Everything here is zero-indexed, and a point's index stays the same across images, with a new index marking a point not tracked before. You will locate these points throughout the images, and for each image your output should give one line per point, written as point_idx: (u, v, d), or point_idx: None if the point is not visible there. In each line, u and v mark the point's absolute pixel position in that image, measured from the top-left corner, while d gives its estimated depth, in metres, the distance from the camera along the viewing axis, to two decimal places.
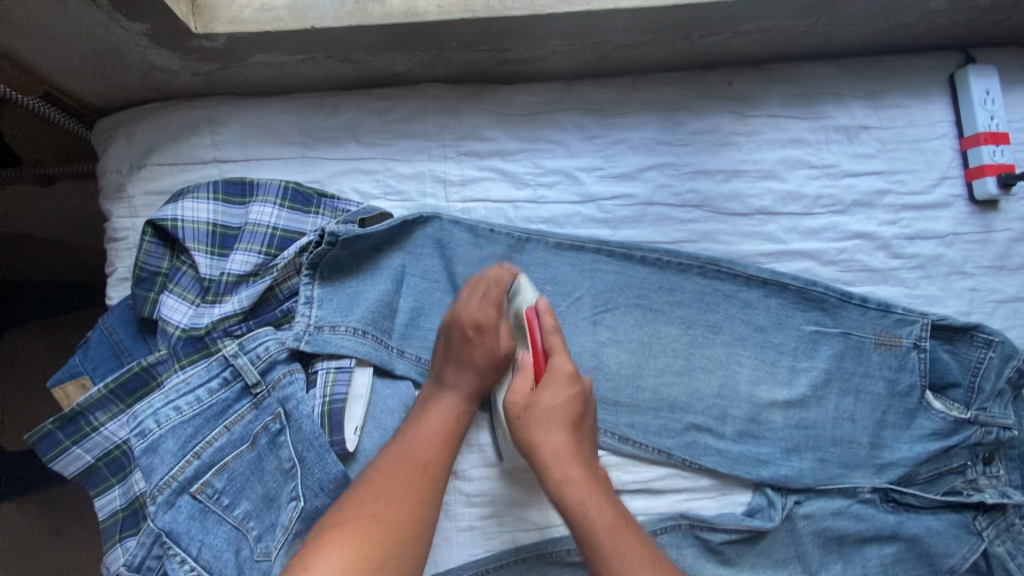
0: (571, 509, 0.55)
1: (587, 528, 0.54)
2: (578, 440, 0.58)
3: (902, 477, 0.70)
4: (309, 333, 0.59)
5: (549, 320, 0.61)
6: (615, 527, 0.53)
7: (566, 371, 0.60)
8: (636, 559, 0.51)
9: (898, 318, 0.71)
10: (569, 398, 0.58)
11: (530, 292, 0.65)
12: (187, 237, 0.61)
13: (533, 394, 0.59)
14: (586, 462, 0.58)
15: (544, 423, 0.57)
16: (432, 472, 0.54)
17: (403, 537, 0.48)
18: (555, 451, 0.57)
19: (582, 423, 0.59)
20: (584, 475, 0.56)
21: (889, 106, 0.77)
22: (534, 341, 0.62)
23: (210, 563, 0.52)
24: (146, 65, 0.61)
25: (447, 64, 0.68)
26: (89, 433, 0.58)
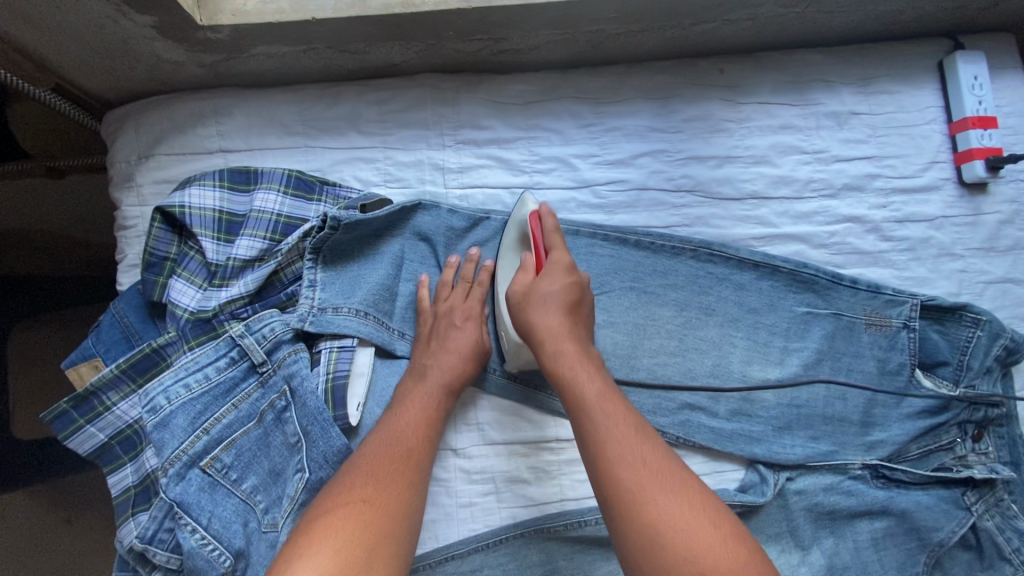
0: (564, 376, 0.58)
1: (577, 395, 0.56)
2: (574, 321, 0.61)
3: (891, 454, 0.71)
4: (313, 314, 0.61)
5: (552, 221, 0.65)
6: (604, 396, 0.56)
7: (564, 263, 0.63)
8: (623, 426, 0.54)
9: (887, 299, 0.72)
10: (567, 285, 0.62)
11: (533, 201, 0.68)
12: (194, 223, 0.63)
13: (532, 283, 0.63)
14: (581, 341, 0.60)
15: (542, 305, 0.61)
16: (418, 455, 0.55)
17: (394, 523, 0.50)
18: (551, 330, 0.60)
19: (579, 309, 0.62)
20: (578, 351, 0.59)
21: (879, 92, 0.78)
22: (535, 242, 0.65)
23: (220, 533, 0.54)
24: (154, 58, 0.63)
25: (444, 54, 0.70)
26: (102, 412, 0.60)
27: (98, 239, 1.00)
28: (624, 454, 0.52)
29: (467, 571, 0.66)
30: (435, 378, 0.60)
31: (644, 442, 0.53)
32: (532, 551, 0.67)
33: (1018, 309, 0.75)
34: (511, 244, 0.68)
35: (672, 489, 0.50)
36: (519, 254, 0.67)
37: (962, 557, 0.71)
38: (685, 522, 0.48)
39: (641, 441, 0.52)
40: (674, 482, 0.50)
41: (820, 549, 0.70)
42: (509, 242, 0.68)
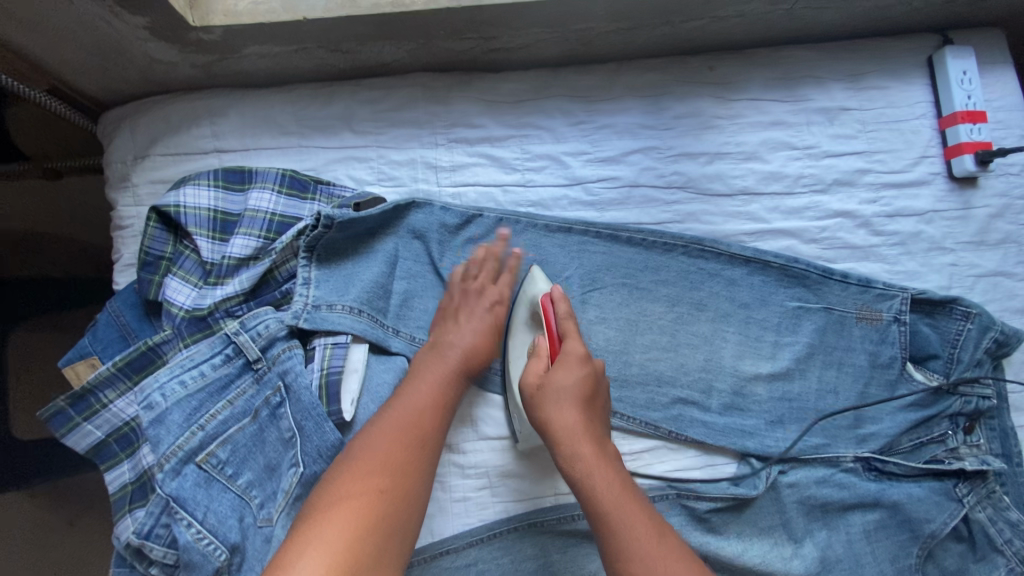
0: (580, 482, 0.57)
1: (596, 499, 0.56)
2: (590, 417, 0.59)
3: (883, 447, 0.72)
4: (306, 311, 0.62)
5: (565, 306, 0.64)
6: (623, 499, 0.56)
7: (578, 354, 0.61)
8: (643, 530, 0.54)
9: (878, 293, 0.73)
10: (582, 378, 0.60)
11: (543, 280, 0.68)
12: (189, 222, 0.63)
13: (546, 374, 0.61)
14: (598, 438, 0.59)
15: (556, 401, 0.59)
16: (431, 440, 0.57)
17: (403, 507, 0.52)
18: (568, 428, 0.58)
19: (595, 401, 0.61)
20: (595, 452, 0.58)
21: (869, 88, 0.78)
22: (548, 326, 0.64)
23: (215, 528, 0.54)
24: (147, 58, 0.64)
25: (435, 53, 0.71)
26: (99, 409, 0.61)
27: (96, 241, 1.00)
28: (645, 562, 0.52)
29: (462, 565, 0.67)
30: (450, 359, 0.62)
31: (663, 545, 0.53)
32: (527, 544, 0.68)
33: (1008, 302, 0.76)
34: (522, 321, 0.69)
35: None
36: (531, 333, 0.68)
37: (955, 549, 0.72)
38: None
39: (664, 557, 0.52)
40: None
41: (813, 542, 0.70)
42: (521, 318, 0.69)
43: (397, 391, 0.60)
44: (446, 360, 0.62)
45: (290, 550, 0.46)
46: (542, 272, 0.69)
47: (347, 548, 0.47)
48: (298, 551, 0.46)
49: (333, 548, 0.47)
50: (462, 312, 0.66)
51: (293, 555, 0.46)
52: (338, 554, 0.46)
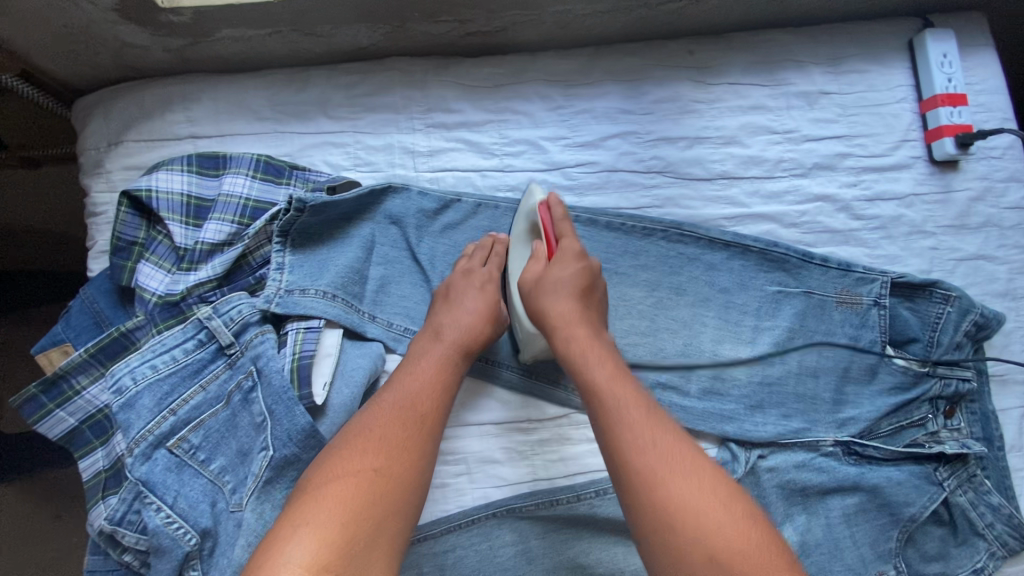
0: (575, 363, 0.59)
1: (589, 380, 0.57)
2: (584, 307, 0.62)
3: (863, 431, 0.72)
4: (279, 296, 0.62)
5: (561, 210, 0.65)
6: (615, 380, 0.57)
7: (574, 250, 0.64)
8: (635, 408, 0.55)
9: (858, 277, 0.73)
10: (577, 270, 0.63)
11: (540, 191, 0.68)
12: (162, 207, 0.63)
13: (544, 271, 0.64)
14: (591, 324, 0.62)
15: (553, 291, 0.62)
16: (431, 421, 0.56)
17: (398, 487, 0.51)
18: (563, 316, 0.61)
19: (590, 293, 0.64)
20: (589, 335, 0.61)
21: (849, 71, 0.78)
22: (545, 229, 0.66)
23: (186, 512, 0.54)
24: (118, 42, 0.64)
25: (411, 36, 0.71)
26: (72, 396, 0.61)
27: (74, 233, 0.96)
28: (638, 439, 0.52)
29: (439, 551, 0.66)
30: (446, 342, 0.62)
31: (656, 424, 0.54)
32: (505, 531, 0.68)
33: (989, 285, 0.76)
34: (520, 233, 0.69)
35: (686, 473, 0.51)
36: (530, 243, 0.69)
37: (936, 532, 0.71)
38: (695, 500, 0.49)
39: (653, 425, 0.54)
40: (686, 467, 0.51)
41: (792, 526, 0.70)
42: (519, 231, 0.70)
43: (398, 371, 0.60)
44: (443, 344, 0.61)
45: (283, 529, 0.47)
46: (540, 187, 0.69)
47: (338, 527, 0.47)
48: (288, 530, 0.47)
49: (323, 527, 0.47)
50: (456, 300, 0.65)
51: (284, 533, 0.47)
52: (328, 533, 0.47)
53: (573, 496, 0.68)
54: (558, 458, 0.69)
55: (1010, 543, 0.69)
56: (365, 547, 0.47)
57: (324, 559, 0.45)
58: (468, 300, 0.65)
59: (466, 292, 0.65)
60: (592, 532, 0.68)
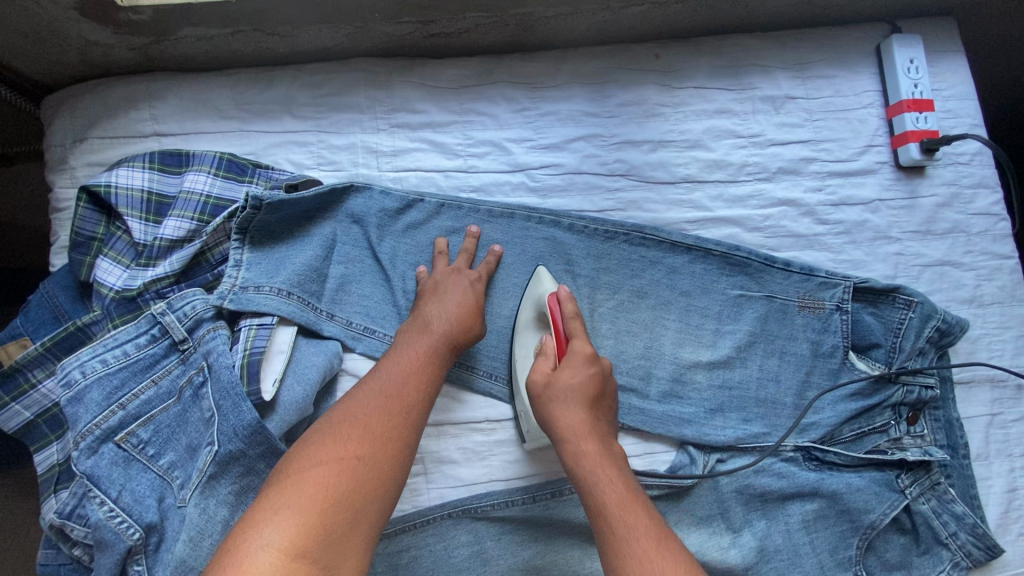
0: (584, 479, 0.58)
1: (598, 500, 0.56)
2: (595, 417, 0.61)
3: (823, 436, 0.71)
4: (232, 293, 0.62)
5: (572, 306, 0.65)
6: (627, 503, 0.55)
7: (584, 353, 0.63)
8: (646, 541, 0.52)
9: (821, 282, 0.72)
10: (588, 377, 0.61)
11: (548, 280, 0.68)
12: (120, 203, 0.64)
13: (552, 374, 0.63)
14: (604, 439, 0.60)
15: (564, 400, 0.61)
16: (415, 415, 0.57)
17: (379, 475, 0.52)
18: (572, 428, 0.60)
19: (601, 402, 0.62)
20: (600, 451, 0.59)
21: (815, 77, 0.78)
22: (555, 326, 0.65)
23: (130, 507, 0.54)
24: (83, 40, 0.65)
25: (375, 37, 0.71)
26: (28, 389, 0.61)
27: (33, 224, 0.96)
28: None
29: (394, 551, 0.66)
30: (433, 333, 0.62)
31: (668, 559, 0.51)
32: (460, 531, 0.67)
33: (954, 292, 0.75)
34: (528, 320, 0.69)
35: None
36: (538, 331, 0.68)
37: (898, 541, 0.70)
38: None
39: (663, 558, 0.51)
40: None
41: (751, 531, 0.69)
42: (526, 318, 0.69)
43: (385, 360, 0.61)
44: (429, 335, 0.62)
45: (260, 514, 0.47)
46: (548, 274, 0.69)
47: (317, 512, 0.47)
48: (266, 515, 0.46)
49: (302, 513, 0.47)
50: (442, 293, 0.65)
51: (262, 518, 0.46)
52: (307, 519, 0.46)
53: (528, 497, 0.68)
54: (516, 459, 0.69)
55: (975, 553, 0.68)
56: (343, 535, 0.47)
57: (301, 543, 0.45)
58: (454, 292, 0.65)
59: (451, 287, 0.65)
60: (547, 534, 0.67)
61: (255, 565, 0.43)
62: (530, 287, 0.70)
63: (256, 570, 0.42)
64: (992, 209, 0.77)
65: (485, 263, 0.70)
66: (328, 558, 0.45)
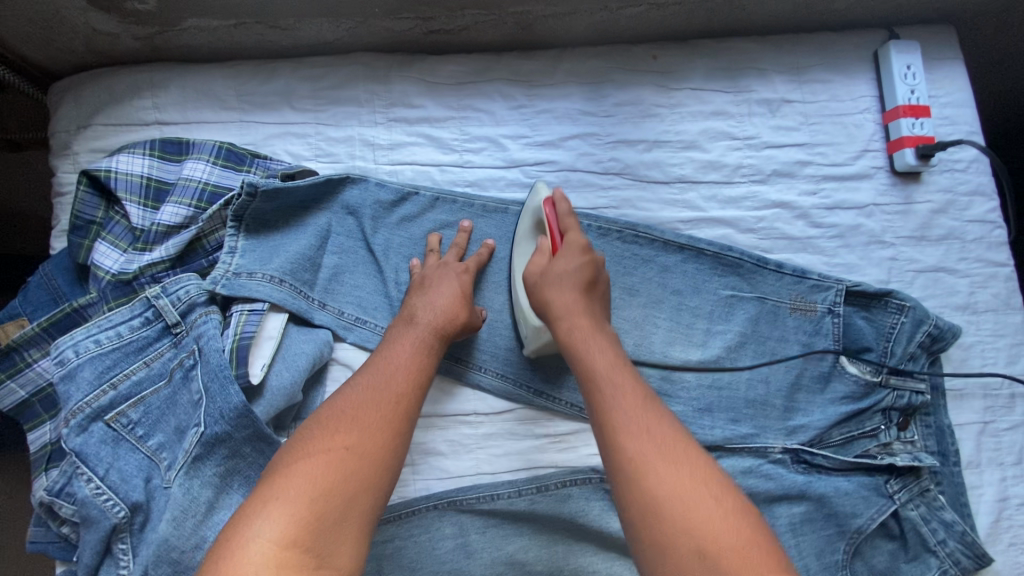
0: (576, 357, 0.60)
1: (589, 370, 0.58)
2: (589, 301, 0.63)
3: (812, 438, 0.71)
4: (226, 278, 0.63)
5: (566, 205, 0.67)
6: (617, 370, 0.57)
7: (579, 244, 0.64)
8: (634, 404, 0.55)
9: (813, 284, 0.72)
10: (582, 263, 0.63)
11: (546, 189, 0.69)
12: (120, 187, 0.65)
13: (548, 264, 0.65)
14: (597, 318, 0.62)
15: (558, 284, 0.63)
16: (406, 402, 0.57)
17: (370, 461, 0.52)
18: (567, 307, 0.62)
19: (595, 288, 0.64)
20: (592, 326, 0.61)
21: (813, 81, 0.78)
22: (550, 225, 0.67)
23: (117, 485, 0.55)
24: (89, 29, 0.66)
25: (375, 32, 0.72)
26: (23, 368, 0.62)
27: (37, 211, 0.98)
28: (633, 429, 0.53)
29: (379, 540, 0.66)
30: (423, 327, 0.62)
31: (653, 415, 0.54)
32: (445, 523, 0.67)
33: (947, 298, 0.75)
34: (525, 231, 0.71)
35: (683, 467, 0.51)
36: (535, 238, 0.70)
37: (885, 547, 0.70)
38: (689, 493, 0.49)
39: (651, 422, 0.54)
40: (685, 464, 0.51)
41: None
42: (524, 229, 0.71)
43: (376, 352, 0.61)
44: (418, 329, 0.62)
45: (253, 508, 0.48)
46: (546, 186, 0.70)
47: (306, 503, 0.47)
48: (258, 507, 0.47)
49: (293, 504, 0.47)
50: (432, 287, 0.65)
51: (254, 511, 0.47)
52: (297, 510, 0.47)
53: (513, 491, 0.68)
54: (502, 452, 0.69)
55: (963, 562, 0.67)
56: (334, 522, 0.47)
57: (295, 532, 0.46)
58: (444, 286, 0.65)
59: (441, 282, 0.65)
60: (531, 528, 0.68)
61: (250, 557, 0.44)
62: (528, 199, 0.71)
63: (248, 562, 0.43)
64: (988, 217, 0.77)
65: (476, 257, 0.70)
66: (319, 546, 0.46)
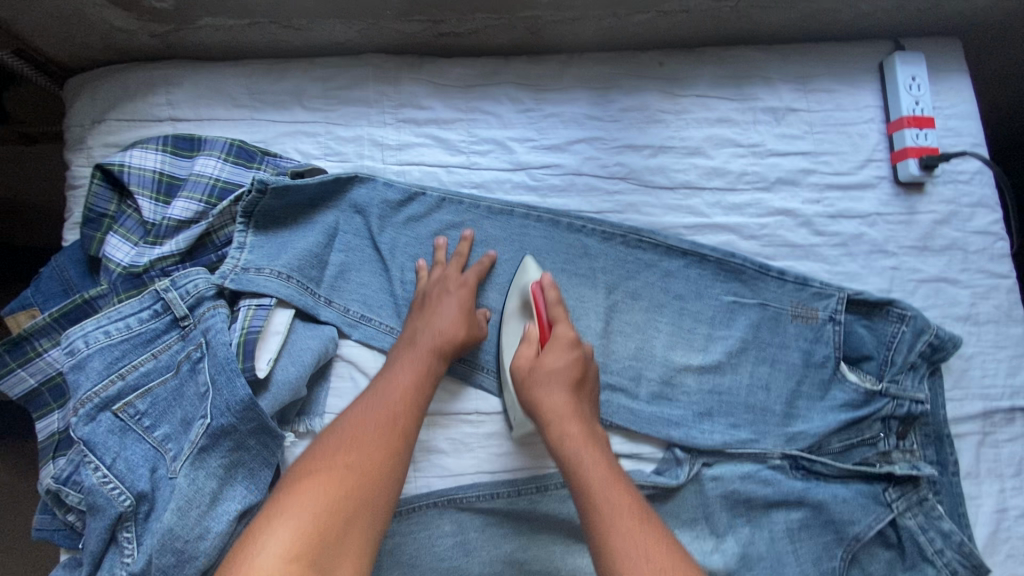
0: (568, 460, 0.59)
1: (583, 480, 0.58)
2: (579, 399, 0.63)
3: (812, 445, 0.71)
4: (234, 273, 0.64)
5: (554, 293, 0.67)
6: (610, 481, 0.57)
7: (568, 337, 0.65)
8: (628, 518, 0.54)
9: (815, 292, 0.73)
10: (571, 360, 0.64)
11: (535, 269, 0.71)
12: (132, 181, 0.66)
13: (537, 358, 0.65)
14: (587, 420, 0.62)
15: (549, 382, 0.63)
16: (405, 427, 0.58)
17: (370, 483, 0.53)
18: (557, 409, 0.62)
19: (584, 384, 0.64)
20: (583, 431, 0.61)
21: (818, 90, 0.79)
22: (539, 313, 0.68)
23: (123, 474, 0.56)
24: (107, 26, 0.67)
25: (387, 35, 0.73)
26: (33, 357, 0.63)
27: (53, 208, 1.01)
28: (627, 551, 0.52)
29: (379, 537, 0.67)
30: (428, 348, 0.63)
31: (647, 532, 0.54)
32: (445, 521, 0.68)
33: (949, 309, 0.75)
34: (514, 310, 0.71)
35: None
36: (522, 321, 0.70)
37: (883, 555, 0.70)
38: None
39: (645, 538, 0.53)
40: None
41: (734, 537, 0.69)
42: (512, 308, 0.71)
43: (380, 376, 0.62)
44: (422, 351, 0.63)
45: (259, 524, 0.49)
46: (534, 263, 0.71)
47: (311, 520, 0.49)
48: (264, 526, 0.48)
49: (298, 521, 0.49)
50: (434, 313, 0.66)
51: (260, 529, 0.48)
52: (303, 526, 0.48)
53: (513, 490, 0.68)
54: (503, 452, 0.70)
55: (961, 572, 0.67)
56: (338, 540, 0.49)
57: (301, 555, 0.46)
58: (445, 315, 0.65)
59: (444, 308, 0.66)
60: (530, 527, 0.68)
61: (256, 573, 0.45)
62: (515, 278, 0.72)
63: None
64: (991, 228, 0.77)
65: (478, 267, 0.71)
66: (323, 562, 0.47)
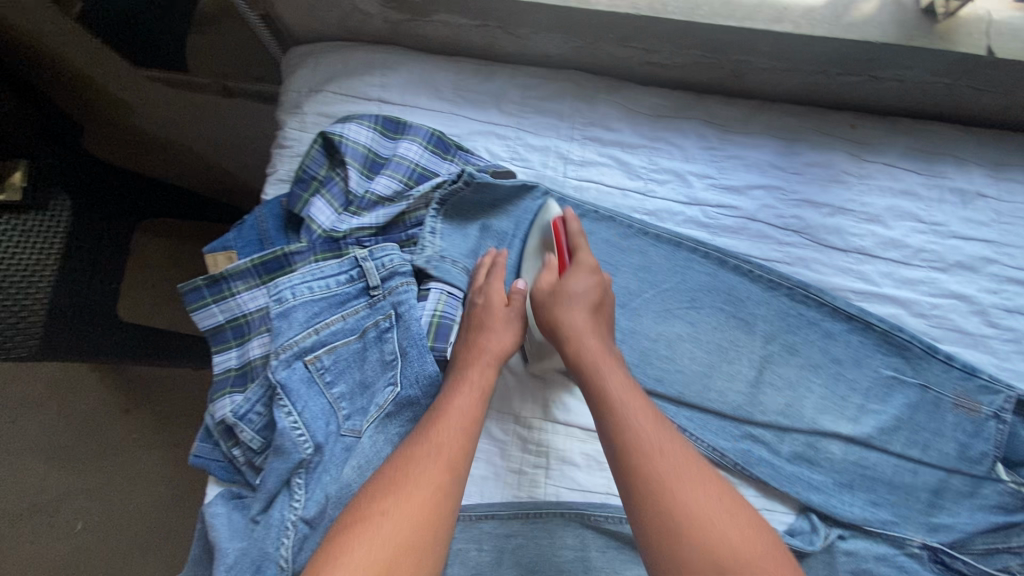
0: (588, 375, 0.59)
1: (601, 391, 0.58)
2: (598, 319, 0.63)
3: (954, 541, 0.68)
4: (435, 259, 0.68)
5: (576, 222, 0.67)
6: (632, 394, 0.58)
7: (590, 264, 0.65)
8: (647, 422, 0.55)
9: (982, 384, 0.70)
10: (591, 285, 0.64)
11: (555, 207, 0.70)
12: (348, 153, 0.70)
13: (558, 281, 0.65)
14: (605, 341, 0.62)
15: (569, 303, 0.63)
16: (453, 459, 0.53)
17: (418, 522, 0.49)
18: (577, 327, 0.61)
19: (601, 307, 0.65)
20: (602, 347, 0.61)
21: (1011, 180, 0.77)
22: (559, 244, 0.68)
23: (308, 422, 0.60)
24: (352, 8, 0.72)
25: (596, 54, 0.76)
26: (228, 296, 0.68)
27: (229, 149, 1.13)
28: (647, 448, 0.53)
29: (500, 533, 0.68)
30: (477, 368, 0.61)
31: (665, 436, 0.55)
32: (569, 535, 0.68)
33: None
34: (533, 248, 0.72)
35: (695, 483, 0.51)
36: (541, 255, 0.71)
37: None
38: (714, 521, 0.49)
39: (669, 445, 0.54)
40: (694, 475, 0.52)
41: None
42: (532, 247, 0.71)
43: (434, 406, 0.58)
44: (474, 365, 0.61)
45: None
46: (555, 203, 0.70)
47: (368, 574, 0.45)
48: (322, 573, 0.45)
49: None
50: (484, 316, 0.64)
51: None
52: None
53: None
54: None
55: None
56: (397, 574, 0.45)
57: None
58: (495, 320, 0.63)
59: (495, 314, 0.63)
60: None
61: None
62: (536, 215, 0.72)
63: None
64: None
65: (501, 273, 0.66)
66: None
